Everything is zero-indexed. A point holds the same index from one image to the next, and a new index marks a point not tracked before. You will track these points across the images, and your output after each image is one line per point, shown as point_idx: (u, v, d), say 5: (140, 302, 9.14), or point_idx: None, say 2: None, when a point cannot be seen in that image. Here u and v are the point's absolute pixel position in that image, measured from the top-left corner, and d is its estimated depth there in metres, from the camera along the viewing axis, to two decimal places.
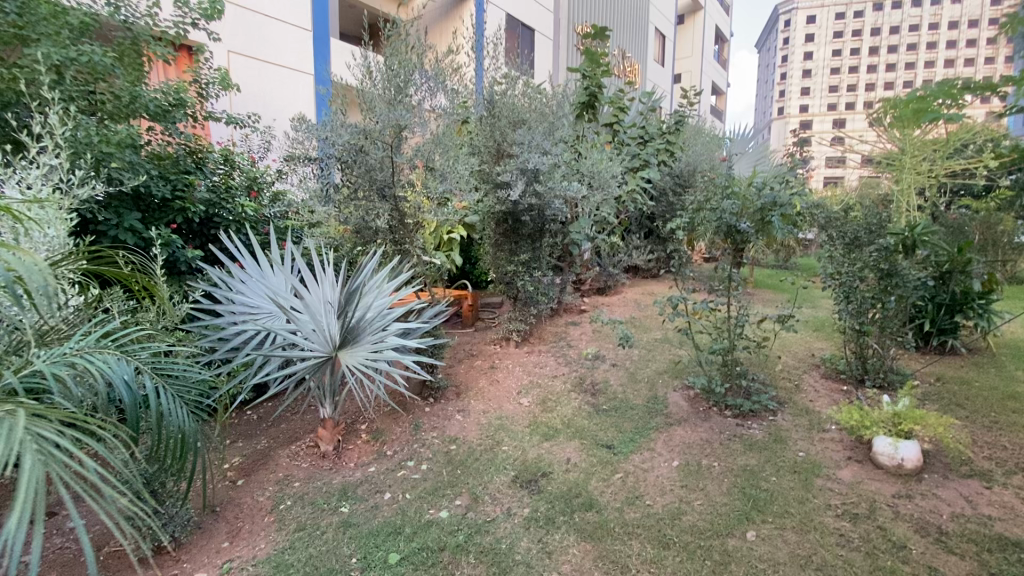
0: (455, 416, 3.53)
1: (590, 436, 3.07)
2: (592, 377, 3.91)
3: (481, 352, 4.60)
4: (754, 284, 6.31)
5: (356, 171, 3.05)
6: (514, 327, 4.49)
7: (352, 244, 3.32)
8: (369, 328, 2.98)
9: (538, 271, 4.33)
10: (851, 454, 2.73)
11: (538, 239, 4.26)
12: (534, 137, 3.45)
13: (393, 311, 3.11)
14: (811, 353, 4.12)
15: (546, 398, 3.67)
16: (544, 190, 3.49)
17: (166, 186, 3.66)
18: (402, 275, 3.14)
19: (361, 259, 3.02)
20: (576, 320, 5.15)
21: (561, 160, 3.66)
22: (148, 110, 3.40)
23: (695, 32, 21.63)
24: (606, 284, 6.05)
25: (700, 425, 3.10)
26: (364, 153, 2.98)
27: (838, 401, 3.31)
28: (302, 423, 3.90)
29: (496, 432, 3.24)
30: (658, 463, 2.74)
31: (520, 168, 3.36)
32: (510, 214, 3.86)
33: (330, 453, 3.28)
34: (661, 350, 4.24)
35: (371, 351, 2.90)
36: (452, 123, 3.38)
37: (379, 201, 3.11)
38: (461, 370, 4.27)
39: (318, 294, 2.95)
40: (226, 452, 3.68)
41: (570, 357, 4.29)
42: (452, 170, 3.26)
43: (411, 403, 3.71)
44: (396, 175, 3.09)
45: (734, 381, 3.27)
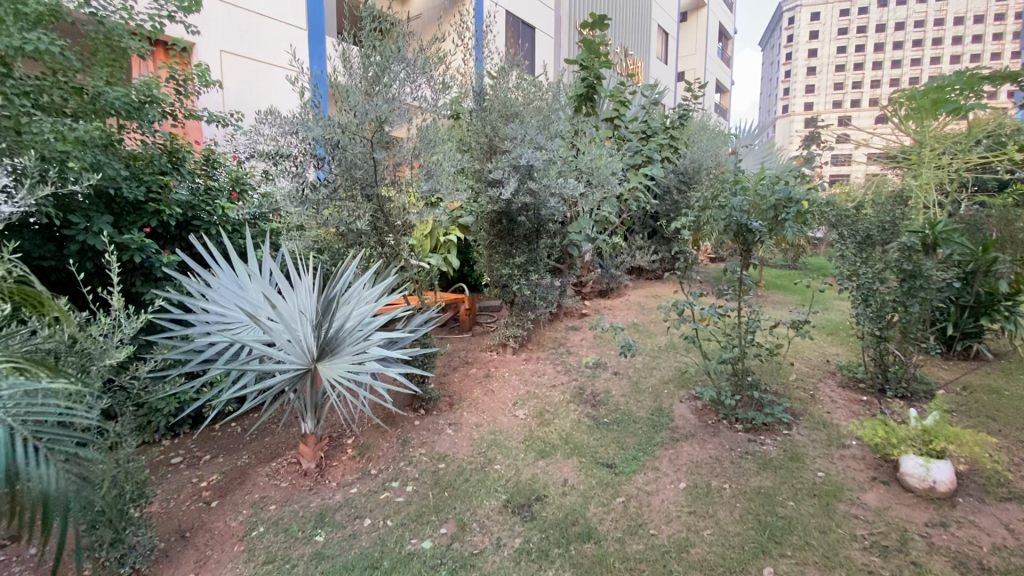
0: (446, 430, 3.31)
1: (590, 453, 2.84)
2: (592, 387, 3.68)
3: (476, 359, 4.38)
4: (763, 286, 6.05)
5: (336, 168, 2.84)
6: (510, 333, 4.26)
7: (333, 245, 3.11)
8: (350, 338, 2.78)
9: (535, 274, 4.11)
10: (876, 475, 2.49)
11: (534, 241, 4.03)
12: (528, 131, 3.23)
13: (376, 320, 2.90)
14: (826, 360, 3.88)
15: (543, 410, 3.44)
16: (538, 188, 3.27)
17: (138, 188, 3.45)
18: (385, 280, 2.94)
19: (339, 265, 2.83)
20: (576, 324, 4.93)
21: (557, 156, 3.43)
22: (116, 108, 3.15)
23: (699, 30, 21.35)
24: (608, 286, 5.83)
25: (709, 440, 2.86)
26: (344, 149, 2.77)
27: (858, 414, 3.07)
28: (286, 437, 3.69)
29: (489, 448, 3.02)
30: (663, 486, 2.50)
31: (512, 165, 3.16)
32: (504, 214, 3.63)
33: (312, 471, 3.06)
34: (666, 358, 4.01)
35: (352, 363, 2.69)
36: (440, 117, 3.15)
37: (363, 201, 2.91)
38: (454, 380, 4.04)
39: (294, 302, 2.74)
40: (204, 469, 3.47)
41: (569, 365, 4.06)
42: (441, 167, 3.06)
43: (400, 416, 3.50)
44: (379, 172, 2.89)
45: (745, 393, 3.03)
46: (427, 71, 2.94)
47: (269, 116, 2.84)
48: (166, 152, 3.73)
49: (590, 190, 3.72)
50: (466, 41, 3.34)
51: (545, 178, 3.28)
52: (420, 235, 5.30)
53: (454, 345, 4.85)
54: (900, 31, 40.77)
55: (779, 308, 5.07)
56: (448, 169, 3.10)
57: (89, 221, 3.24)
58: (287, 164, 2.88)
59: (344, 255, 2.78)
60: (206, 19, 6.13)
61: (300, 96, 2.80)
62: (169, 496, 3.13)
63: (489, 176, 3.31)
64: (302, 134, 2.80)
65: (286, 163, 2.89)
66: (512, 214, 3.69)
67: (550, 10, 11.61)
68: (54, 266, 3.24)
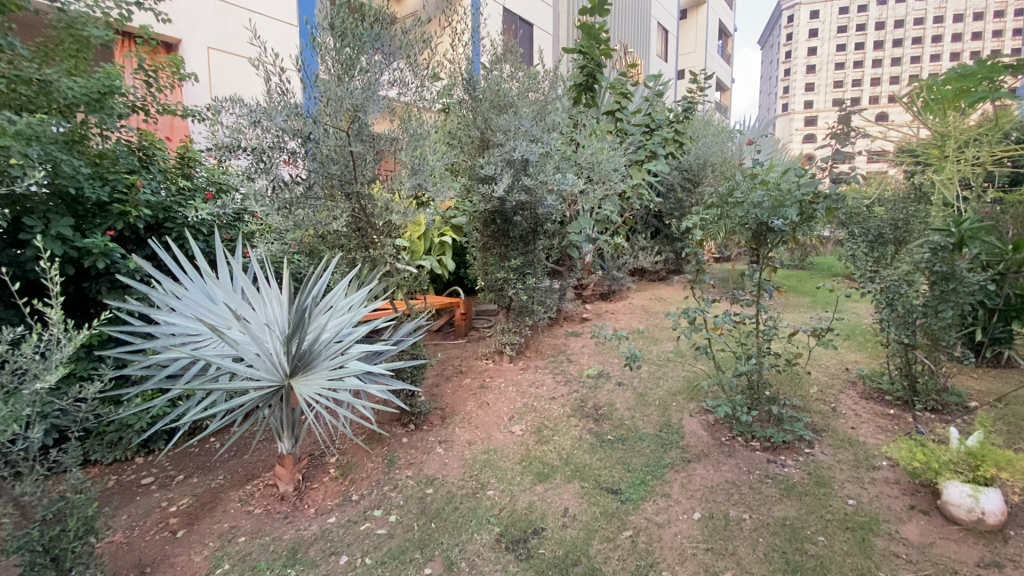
0: (436, 449, 3.04)
1: (592, 476, 2.57)
2: (595, 399, 3.41)
3: (470, 368, 4.11)
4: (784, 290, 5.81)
5: (309, 163, 2.57)
6: (507, 341, 3.99)
7: (310, 246, 2.83)
8: (327, 350, 2.52)
9: (532, 277, 3.85)
10: (914, 503, 2.23)
11: (531, 241, 3.76)
12: (523, 122, 2.96)
13: (354, 331, 2.65)
14: (846, 369, 3.61)
15: (542, 425, 3.17)
16: (534, 185, 2.99)
17: (102, 188, 3.18)
18: (365, 287, 2.69)
19: (315, 270, 2.58)
20: (577, 330, 4.66)
21: (554, 150, 3.16)
22: (68, 99, 2.93)
23: (699, 28, 21.09)
24: (610, 288, 5.57)
25: (725, 462, 2.59)
26: (319, 141, 2.50)
27: (885, 430, 2.80)
28: (266, 456, 3.43)
29: (481, 470, 2.74)
30: (675, 516, 2.23)
31: (505, 159, 2.90)
32: (498, 213, 3.37)
33: (290, 495, 2.80)
34: (673, 367, 3.74)
35: (329, 379, 2.43)
36: (427, 109, 2.88)
37: (343, 199, 2.65)
38: (447, 391, 3.77)
39: (264, 314, 2.49)
40: (175, 491, 3.21)
41: (569, 374, 3.80)
42: (427, 161, 2.79)
43: (387, 432, 3.24)
44: (359, 168, 2.62)
45: (764, 408, 2.76)
46: (411, 55, 2.68)
47: (229, 101, 2.51)
48: (132, 148, 3.46)
49: (591, 186, 3.45)
50: (455, 25, 3.07)
51: (542, 173, 3.01)
52: (412, 237, 5.03)
53: (447, 353, 4.58)
54: (901, 28, 40.53)
55: (794, 313, 4.84)
56: (435, 161, 2.84)
57: (47, 224, 2.98)
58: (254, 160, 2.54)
59: (317, 259, 2.50)
60: (182, 21, 5.47)
61: (264, 79, 2.49)
62: (133, 523, 2.86)
63: (481, 172, 3.05)
64: (267, 124, 2.47)
65: (252, 157, 2.56)
66: (507, 213, 3.42)
67: (549, 8, 11.42)
68: (10, 271, 2.98)
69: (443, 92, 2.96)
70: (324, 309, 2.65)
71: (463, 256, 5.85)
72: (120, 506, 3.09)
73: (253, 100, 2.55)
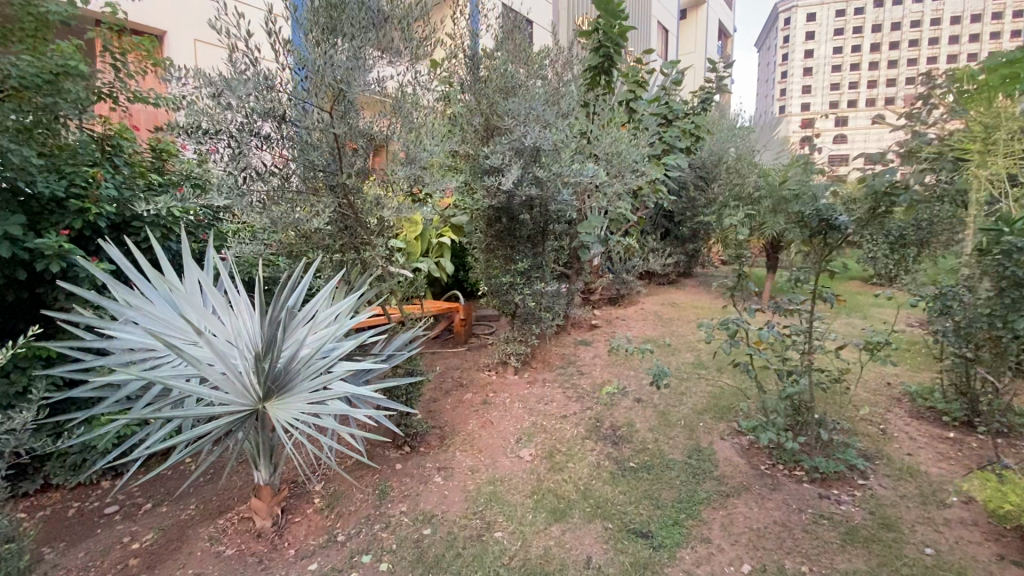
0: (434, 477, 2.68)
1: (617, 515, 2.23)
2: (611, 418, 3.06)
3: (472, 382, 3.75)
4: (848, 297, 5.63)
5: (286, 150, 2.21)
6: (512, 351, 3.64)
7: (291, 245, 2.46)
8: (307, 368, 2.15)
9: (540, 281, 3.49)
10: (1003, 551, 1.88)
11: (539, 243, 3.40)
12: (534, 106, 2.62)
13: (340, 345, 2.28)
14: (887, 384, 3.26)
15: (554, 449, 2.81)
16: (547, 177, 2.66)
17: (58, 183, 2.78)
18: (351, 294, 2.31)
19: (293, 275, 2.20)
20: (586, 338, 4.31)
21: (569, 139, 2.80)
22: (12, 78, 2.52)
23: (700, 26, 20.78)
24: (619, 293, 5.24)
25: (770, 497, 2.24)
26: (296, 124, 2.14)
27: (947, 458, 2.46)
28: (244, 482, 3.06)
29: (488, 505, 2.39)
30: (720, 569, 1.88)
31: (514, 147, 2.55)
32: (503, 209, 3.01)
33: (267, 532, 2.44)
34: (696, 381, 3.39)
35: (311, 402, 2.08)
36: (425, 88, 2.51)
37: (327, 193, 2.29)
38: (446, 408, 3.41)
39: (232, 330, 2.11)
40: (141, 523, 2.83)
41: (582, 389, 3.44)
42: (426, 148, 2.45)
43: (379, 456, 2.89)
44: (344, 157, 2.27)
45: (812, 432, 2.41)
46: (405, 24, 2.31)
47: (192, 75, 2.13)
48: (94, 138, 3.08)
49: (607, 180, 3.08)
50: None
51: (555, 165, 2.68)
52: (408, 237, 4.68)
53: (447, 364, 4.22)
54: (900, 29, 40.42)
55: (845, 326, 4.31)
56: (434, 149, 2.50)
57: None
58: (227, 145, 2.13)
59: (295, 263, 2.12)
60: (165, 11, 5.10)
61: (229, 48, 2.08)
62: (88, 564, 2.48)
63: (486, 162, 2.70)
64: (236, 102, 2.07)
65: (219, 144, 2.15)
66: (514, 211, 3.07)
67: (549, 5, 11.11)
68: None
69: (441, 71, 2.60)
70: (304, 320, 2.28)
71: (462, 259, 5.50)
72: (76, 543, 2.70)
73: (221, 72, 2.12)
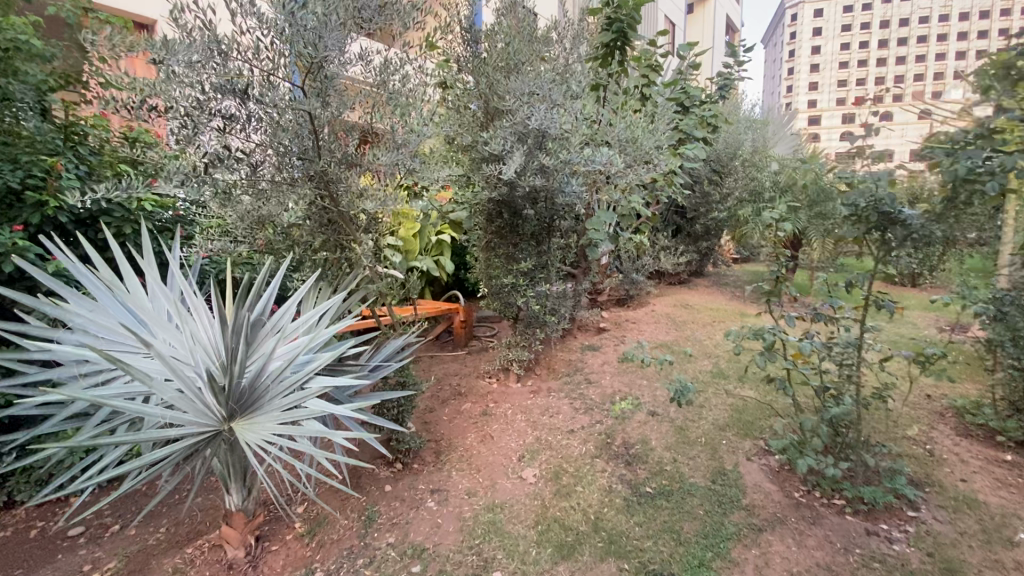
0: (427, 502, 2.39)
1: (634, 555, 1.95)
2: (624, 433, 2.77)
3: (471, 391, 3.47)
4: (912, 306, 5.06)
5: (255, 133, 1.92)
6: (514, 357, 3.35)
7: (266, 241, 2.20)
8: (277, 384, 1.87)
9: (545, 282, 3.20)
10: None
11: (544, 240, 3.11)
12: (539, 85, 2.33)
13: (317, 357, 2.00)
14: (927, 397, 2.96)
15: (561, 469, 2.53)
16: (553, 165, 2.36)
17: (11, 174, 2.49)
18: (329, 299, 2.03)
19: (260, 276, 1.92)
20: (594, 343, 4.02)
21: (579, 122, 2.50)
22: None
23: (708, 19, 20.37)
24: (627, 293, 4.96)
25: (810, 534, 1.96)
26: (264, 101, 1.86)
27: (1008, 488, 2.16)
28: (219, 501, 2.79)
29: (486, 538, 2.11)
30: None
31: (517, 132, 2.26)
32: (505, 202, 2.72)
33: (240, 563, 2.17)
34: (715, 392, 3.10)
35: (282, 424, 1.80)
36: (414, 64, 2.21)
37: (304, 181, 2.02)
38: (442, 420, 3.13)
39: (191, 339, 1.82)
40: (105, 548, 2.55)
41: (591, 400, 3.16)
42: (417, 133, 2.16)
43: (367, 474, 2.61)
44: (323, 141, 1.99)
45: (856, 457, 2.12)
46: None
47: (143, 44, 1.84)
48: (55, 124, 2.78)
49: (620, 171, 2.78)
50: None
51: (562, 152, 2.39)
52: (404, 234, 4.39)
53: (445, 370, 3.94)
54: None
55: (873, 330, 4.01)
56: (426, 133, 2.21)
57: None
58: (180, 121, 1.85)
59: (260, 265, 1.83)
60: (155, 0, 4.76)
61: (174, 5, 1.77)
62: None
63: (485, 149, 2.42)
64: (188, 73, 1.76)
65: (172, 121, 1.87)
66: (517, 205, 2.78)
67: None
68: None
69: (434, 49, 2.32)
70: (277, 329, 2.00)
71: (462, 257, 5.21)
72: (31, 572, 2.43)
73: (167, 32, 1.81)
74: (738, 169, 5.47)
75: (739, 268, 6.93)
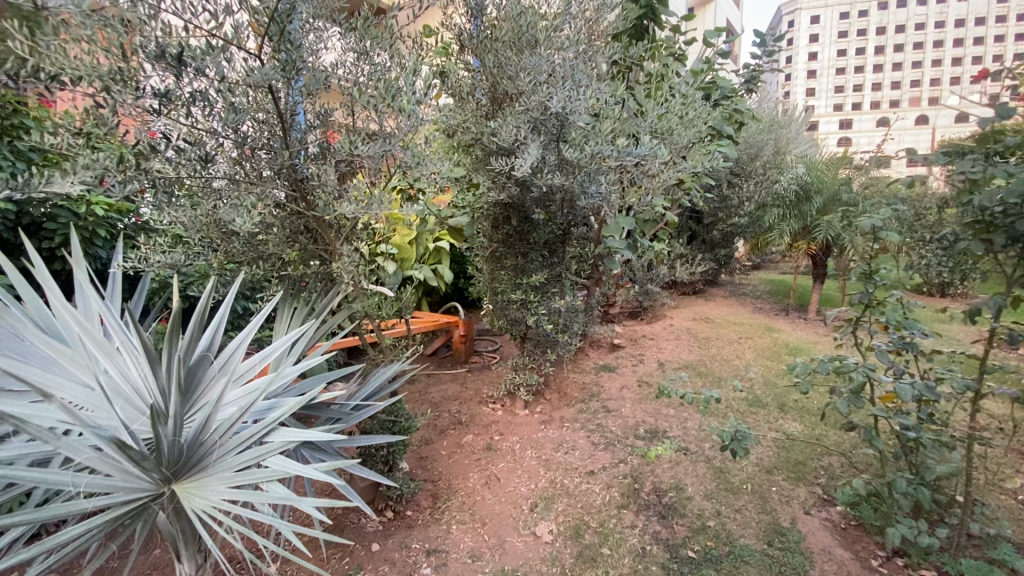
0: (422, 565, 1.97)
1: None
2: (654, 477, 2.36)
3: (474, 419, 3.05)
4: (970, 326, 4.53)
5: (203, 118, 1.50)
6: (522, 382, 2.94)
7: (223, 252, 1.80)
8: (227, 440, 1.44)
9: (558, 297, 2.80)
10: None
11: (558, 248, 2.70)
12: (558, 65, 1.96)
13: (281, 404, 1.56)
14: (1004, 433, 2.56)
15: (582, 524, 2.12)
16: (578, 159, 1.98)
17: None
18: (298, 328, 1.60)
19: (203, 300, 1.48)
20: (609, 362, 3.63)
21: (605, 111, 2.12)
22: None
23: (710, 21, 20.10)
24: (641, 306, 4.59)
25: None
26: (215, 76, 1.44)
27: None
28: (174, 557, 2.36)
29: None
30: None
31: (529, 120, 1.94)
32: (515, 204, 2.40)
33: None
34: (753, 425, 2.70)
35: (232, 490, 1.36)
36: (407, 40, 1.85)
37: (272, 178, 1.64)
38: (440, 456, 2.72)
39: (111, 382, 1.39)
40: None
41: (612, 433, 2.75)
42: (409, 118, 1.77)
43: (350, 525, 2.18)
44: (295, 128, 1.64)
45: (952, 521, 1.71)
46: None
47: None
48: None
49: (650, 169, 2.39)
50: None
51: (586, 145, 2.01)
52: (400, 241, 4.01)
53: (444, 393, 3.53)
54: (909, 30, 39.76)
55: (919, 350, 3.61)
56: (422, 120, 1.83)
57: None
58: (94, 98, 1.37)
59: (206, 283, 1.44)
60: None
61: None
62: None
63: (493, 142, 2.03)
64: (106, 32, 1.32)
65: (85, 99, 1.39)
66: (529, 208, 2.39)
67: None
68: None
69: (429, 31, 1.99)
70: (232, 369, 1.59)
71: (462, 266, 4.83)
72: None
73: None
74: (758, 172, 5.11)
75: (755, 277, 6.56)
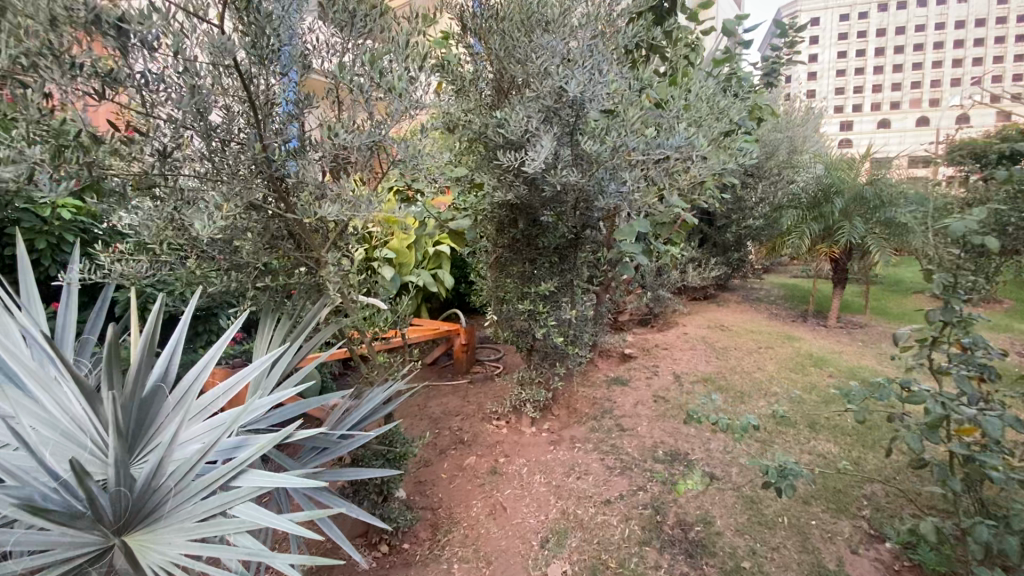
0: None
1: None
2: (678, 508, 2.12)
3: (477, 438, 2.82)
4: (1001, 332, 4.29)
5: (161, 105, 1.27)
6: (530, 398, 2.71)
7: (194, 259, 1.58)
8: (180, 488, 1.18)
9: (569, 306, 2.56)
10: None
11: (570, 254, 2.47)
12: (574, 48, 1.76)
13: (250, 444, 1.30)
14: None
15: (600, 565, 1.88)
16: (596, 153, 1.75)
17: None
18: (272, 351, 1.35)
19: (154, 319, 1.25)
20: (622, 375, 3.39)
21: (622, 100, 1.90)
22: None
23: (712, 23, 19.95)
24: (651, 313, 4.36)
25: None
26: (177, 55, 1.22)
27: None
28: None
29: None
30: None
31: (541, 109, 1.71)
32: (523, 205, 2.17)
33: None
34: (783, 446, 2.47)
35: (186, 552, 1.08)
36: (401, 18, 1.62)
37: (247, 175, 1.41)
38: (440, 480, 2.48)
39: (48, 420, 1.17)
40: None
41: (628, 455, 2.51)
42: (403, 104, 1.55)
43: (339, 563, 1.97)
44: (272, 116, 1.41)
45: None
46: None
47: None
48: None
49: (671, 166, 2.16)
50: None
51: (606, 138, 1.78)
52: (397, 245, 3.80)
53: (445, 407, 3.30)
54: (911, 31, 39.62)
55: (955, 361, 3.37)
56: (420, 108, 1.62)
57: None
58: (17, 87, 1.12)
59: (161, 298, 1.23)
60: None
61: None
62: None
63: (499, 135, 1.81)
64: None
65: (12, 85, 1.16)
66: (538, 208, 2.16)
67: None
68: None
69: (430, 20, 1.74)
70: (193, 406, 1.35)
71: (464, 271, 4.61)
72: None
73: None
74: (774, 172, 4.88)
75: (767, 281, 6.33)
